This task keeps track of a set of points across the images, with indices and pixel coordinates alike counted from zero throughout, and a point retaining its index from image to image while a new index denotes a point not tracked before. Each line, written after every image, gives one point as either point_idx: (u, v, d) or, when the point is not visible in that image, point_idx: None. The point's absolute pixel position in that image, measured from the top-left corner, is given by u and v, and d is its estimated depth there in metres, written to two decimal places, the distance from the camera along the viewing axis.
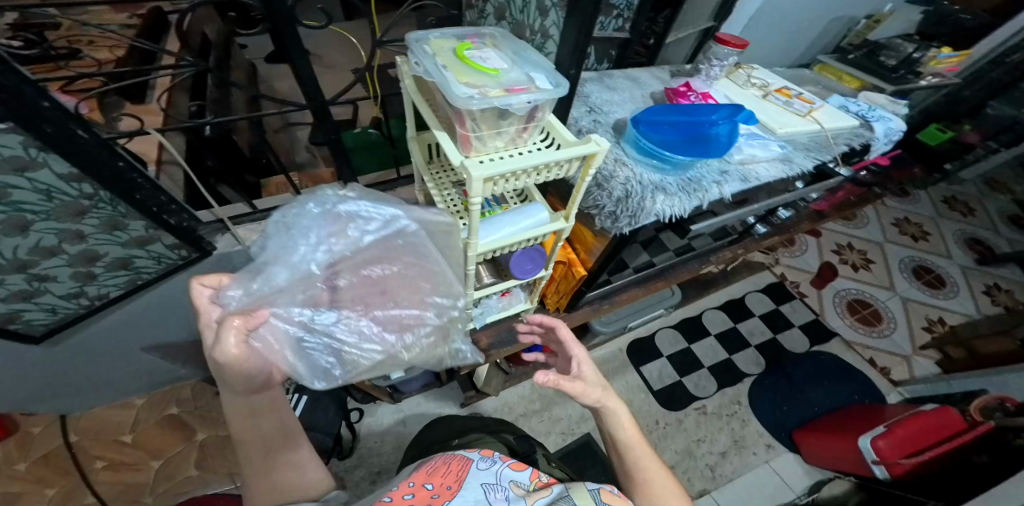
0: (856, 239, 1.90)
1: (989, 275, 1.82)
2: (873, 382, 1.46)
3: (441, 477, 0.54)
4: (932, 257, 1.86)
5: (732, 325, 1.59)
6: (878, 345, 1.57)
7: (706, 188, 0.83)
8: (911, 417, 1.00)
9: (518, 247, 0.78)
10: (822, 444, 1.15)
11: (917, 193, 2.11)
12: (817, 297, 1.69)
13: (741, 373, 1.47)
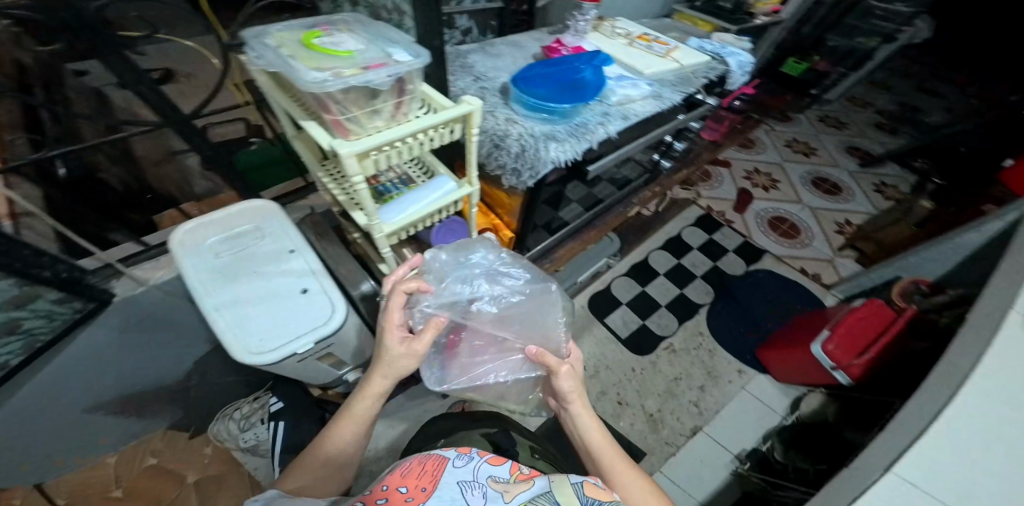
0: (760, 164, 2.16)
1: (874, 175, 2.15)
2: (810, 291, 1.66)
3: (414, 478, 0.47)
4: (825, 168, 2.16)
5: (676, 262, 1.72)
6: (804, 254, 1.80)
7: (594, 130, 0.85)
8: (852, 318, 1.09)
9: (430, 220, 0.80)
10: (791, 356, 1.27)
11: (797, 116, 2.43)
12: (743, 222, 1.89)
13: (695, 304, 1.61)
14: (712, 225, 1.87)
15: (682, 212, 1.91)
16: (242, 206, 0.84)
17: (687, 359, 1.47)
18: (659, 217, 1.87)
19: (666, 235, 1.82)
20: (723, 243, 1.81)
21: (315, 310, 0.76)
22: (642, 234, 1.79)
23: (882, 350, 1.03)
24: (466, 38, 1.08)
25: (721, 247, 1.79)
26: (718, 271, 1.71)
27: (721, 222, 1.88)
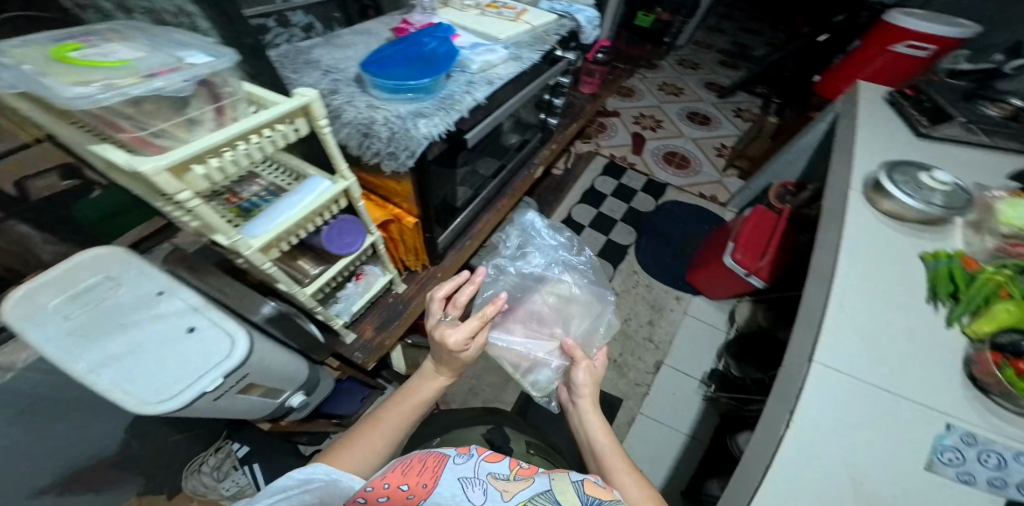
0: (644, 109, 2.35)
1: (731, 103, 2.47)
2: (713, 212, 1.87)
3: (413, 476, 0.43)
4: (694, 104, 2.42)
5: (596, 211, 1.83)
6: (698, 180, 2.02)
7: (460, 99, 0.75)
8: (750, 226, 1.32)
9: (314, 224, 0.70)
10: (710, 273, 1.46)
11: (661, 64, 2.68)
12: (642, 162, 2.07)
13: (622, 245, 1.74)
14: (617, 171, 2.00)
15: (589, 165, 2.01)
16: (85, 255, 0.61)
17: (631, 301, 1.59)
18: (572, 174, 1.95)
19: (582, 189, 1.91)
20: (631, 185, 1.96)
21: (209, 348, 0.56)
22: (562, 195, 1.87)
23: (767, 248, 1.26)
24: (309, 36, 0.85)
25: (629, 190, 1.93)
26: (634, 212, 1.85)
27: (625, 166, 2.03)
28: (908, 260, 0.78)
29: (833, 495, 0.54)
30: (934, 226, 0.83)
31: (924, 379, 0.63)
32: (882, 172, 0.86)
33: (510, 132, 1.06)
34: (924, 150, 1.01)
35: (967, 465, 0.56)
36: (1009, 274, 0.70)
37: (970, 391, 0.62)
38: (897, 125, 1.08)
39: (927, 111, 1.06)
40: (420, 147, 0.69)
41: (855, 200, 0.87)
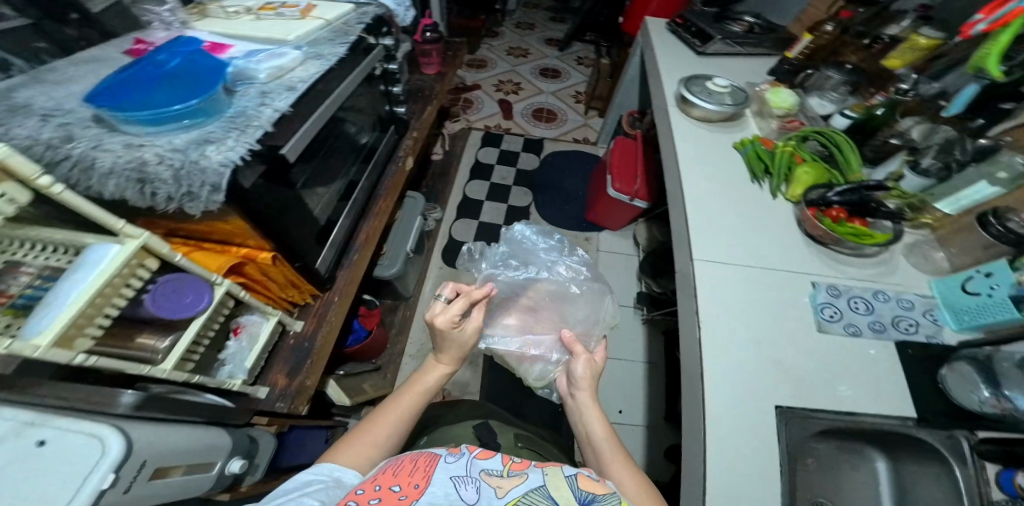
0: (500, 75, 2.41)
1: (572, 53, 2.66)
2: (590, 153, 2.03)
3: (406, 477, 0.45)
4: (542, 61, 2.56)
5: (489, 183, 1.88)
6: (569, 128, 2.16)
7: (258, 113, 0.58)
8: (619, 155, 1.49)
9: (127, 293, 0.50)
10: (602, 208, 1.60)
11: (501, 31, 2.77)
12: (517, 124, 2.15)
13: (523, 207, 1.81)
14: (496, 139, 2.06)
15: (468, 142, 2.04)
16: None
17: None
18: (456, 156, 1.97)
19: (470, 167, 1.93)
20: (513, 149, 2.03)
21: (71, 456, 0.37)
22: (452, 179, 1.88)
23: (637, 170, 1.45)
24: (8, 75, 0.61)
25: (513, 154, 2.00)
26: (524, 173, 1.94)
27: (500, 131, 2.10)
28: (731, 153, 0.96)
29: (762, 384, 0.62)
30: (732, 122, 1.05)
31: (781, 248, 0.79)
32: (683, 87, 1.05)
33: (353, 119, 0.91)
34: (706, 65, 1.26)
35: (845, 318, 0.70)
36: (795, 143, 0.93)
37: (815, 247, 0.79)
38: (684, 48, 1.32)
39: (697, 34, 1.30)
40: (224, 180, 0.52)
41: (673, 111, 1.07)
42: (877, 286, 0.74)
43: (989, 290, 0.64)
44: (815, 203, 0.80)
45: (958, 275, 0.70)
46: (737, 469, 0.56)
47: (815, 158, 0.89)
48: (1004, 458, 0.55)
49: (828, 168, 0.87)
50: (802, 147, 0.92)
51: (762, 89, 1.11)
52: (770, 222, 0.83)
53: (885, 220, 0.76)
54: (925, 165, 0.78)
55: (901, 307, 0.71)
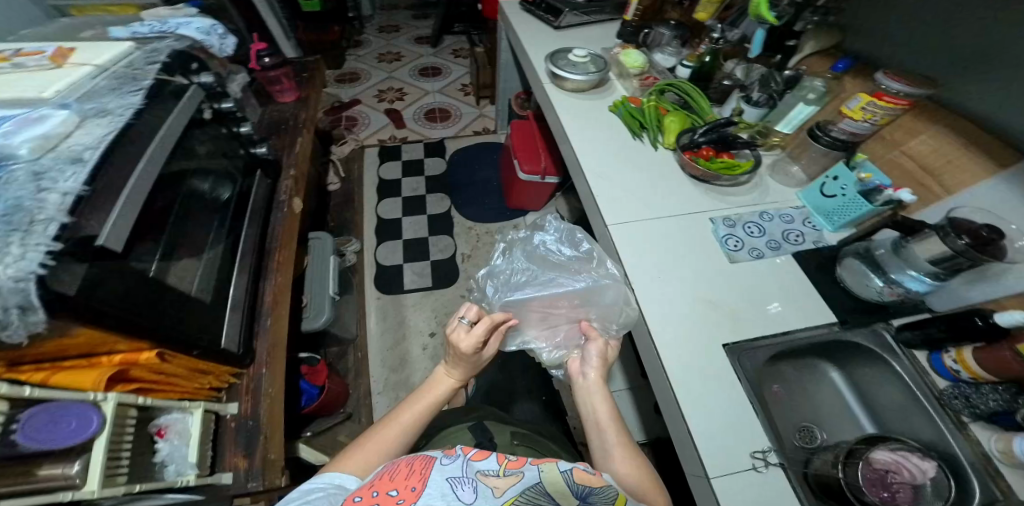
0: (378, 84, 2.35)
1: (446, 47, 2.65)
2: (493, 142, 2.04)
3: (403, 481, 0.40)
4: (418, 59, 2.53)
5: (402, 198, 1.82)
6: (465, 122, 2.17)
7: (37, 203, 0.47)
8: (517, 139, 1.49)
9: None
10: (518, 193, 1.60)
11: (365, 38, 2.67)
12: (413, 131, 2.11)
13: (443, 213, 1.77)
14: (396, 152, 1.99)
15: (367, 163, 1.94)
16: None
17: (484, 249, 1.66)
18: (359, 180, 1.87)
19: (377, 187, 1.85)
20: (416, 157, 1.97)
21: None
22: (361, 206, 1.79)
23: (540, 147, 1.47)
24: None
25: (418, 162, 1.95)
26: (435, 178, 1.89)
27: (398, 142, 2.04)
28: (609, 117, 1.06)
29: (698, 328, 0.66)
30: (602, 86, 1.16)
31: (670, 196, 0.86)
32: (550, 62, 1.15)
33: (204, 175, 0.83)
34: (563, 39, 1.34)
35: (746, 245, 0.77)
36: (655, 98, 1.02)
37: (702, 187, 0.87)
38: (541, 28, 1.39)
39: (547, 10, 1.39)
40: (30, 297, 0.41)
41: (550, 88, 1.17)
42: (762, 208, 0.83)
43: (841, 190, 0.74)
44: (688, 147, 0.90)
45: (815, 184, 0.80)
46: (717, 425, 0.56)
47: (677, 109, 1.00)
48: (926, 344, 0.60)
49: (688, 115, 0.98)
50: (663, 101, 1.01)
51: (615, 51, 1.18)
52: (659, 175, 0.90)
53: (744, 148, 0.89)
54: (756, 98, 0.91)
55: (785, 223, 0.80)
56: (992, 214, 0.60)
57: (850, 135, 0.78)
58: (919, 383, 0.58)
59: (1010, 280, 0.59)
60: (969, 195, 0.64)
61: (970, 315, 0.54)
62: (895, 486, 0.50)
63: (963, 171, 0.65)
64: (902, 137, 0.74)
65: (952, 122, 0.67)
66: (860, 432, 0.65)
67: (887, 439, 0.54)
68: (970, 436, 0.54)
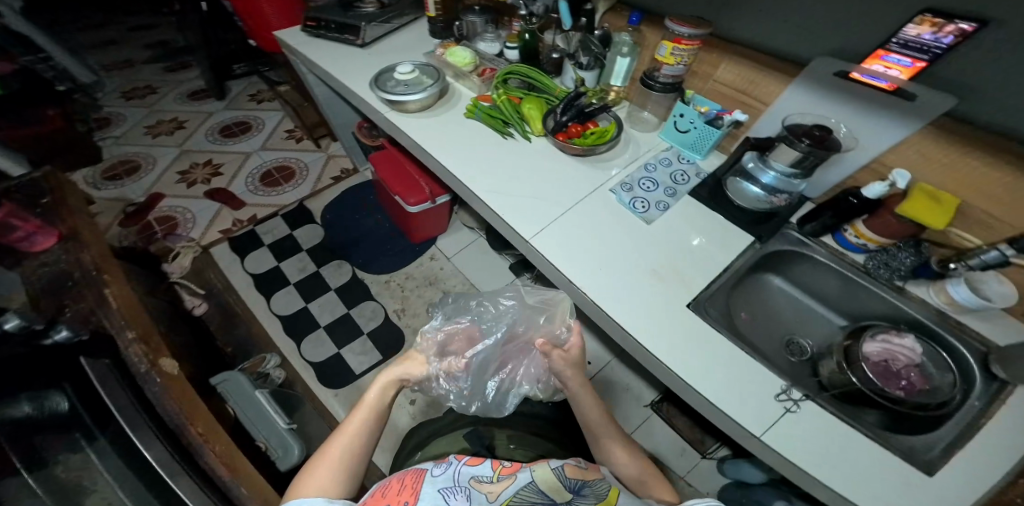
0: (173, 166, 1.96)
1: (237, 95, 2.32)
2: (359, 183, 1.86)
3: (397, 495, 0.51)
4: (209, 120, 2.19)
5: (294, 285, 1.57)
6: (313, 171, 1.93)
7: None
8: (385, 174, 1.36)
9: None
10: (417, 227, 1.48)
11: (122, 116, 2.19)
12: (263, 206, 1.81)
13: (351, 279, 1.58)
14: (256, 237, 1.69)
15: (229, 264, 1.62)
16: None
17: (414, 291, 1.53)
18: (231, 286, 1.56)
19: (257, 286, 1.56)
20: (283, 234, 1.71)
21: None
22: (250, 314, 1.49)
23: (415, 174, 1.36)
24: None
25: (289, 238, 1.70)
26: (318, 247, 1.67)
27: (252, 223, 1.74)
28: (470, 126, 1.02)
29: (665, 299, 0.69)
30: (443, 98, 1.10)
31: (568, 184, 0.89)
32: (379, 91, 1.04)
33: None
34: (376, 54, 1.23)
35: (652, 201, 0.83)
36: (503, 90, 1.01)
37: (587, 161, 0.92)
38: (347, 51, 1.25)
39: (342, 28, 1.25)
40: None
41: (392, 117, 1.06)
42: (644, 160, 0.90)
43: (692, 125, 0.83)
44: (556, 129, 0.94)
45: (670, 125, 0.88)
46: (760, 407, 0.56)
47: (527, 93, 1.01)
48: (829, 230, 0.72)
49: (540, 96, 1.00)
50: (512, 89, 1.02)
51: (439, 53, 1.12)
52: (546, 166, 0.93)
53: (603, 113, 0.95)
54: (585, 62, 0.94)
55: (667, 166, 0.88)
56: (812, 115, 0.72)
57: (676, 76, 0.83)
58: (845, 267, 0.70)
59: (845, 161, 0.72)
60: (784, 104, 0.75)
61: (847, 197, 0.67)
62: (903, 372, 0.61)
63: (768, 87, 0.75)
64: (710, 69, 0.81)
65: (742, 51, 0.76)
66: (835, 327, 0.76)
67: (870, 329, 0.63)
68: (914, 297, 0.65)
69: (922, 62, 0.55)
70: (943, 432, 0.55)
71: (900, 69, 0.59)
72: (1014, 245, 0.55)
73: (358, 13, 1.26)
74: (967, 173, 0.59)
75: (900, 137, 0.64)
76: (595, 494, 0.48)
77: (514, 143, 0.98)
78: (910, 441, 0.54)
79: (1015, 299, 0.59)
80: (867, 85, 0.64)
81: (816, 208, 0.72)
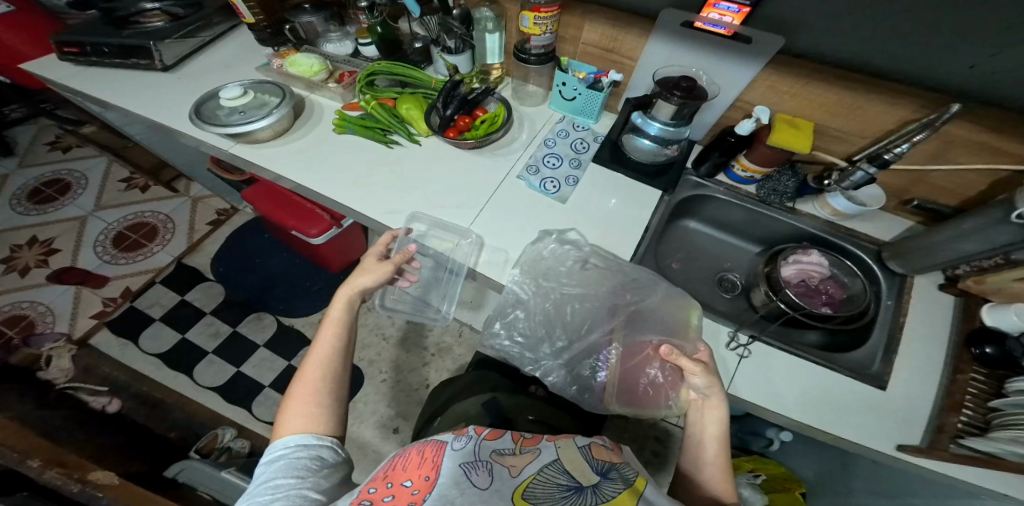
0: None
1: (32, 150, 1.82)
2: (246, 223, 1.62)
3: (414, 470, 0.46)
4: (4, 189, 1.69)
5: (213, 353, 1.36)
6: (179, 222, 1.63)
7: None
8: (270, 211, 1.19)
9: None
10: (330, 255, 1.33)
11: None
12: (133, 274, 1.49)
13: (280, 329, 1.41)
14: (143, 314, 1.41)
15: (122, 352, 1.34)
16: None
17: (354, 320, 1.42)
18: (140, 375, 1.28)
19: (171, 365, 1.32)
20: (175, 302, 1.45)
21: None
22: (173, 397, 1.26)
23: (307, 203, 1.21)
24: None
25: (185, 304, 1.44)
26: (224, 305, 1.45)
27: (129, 297, 1.44)
28: (343, 142, 0.90)
29: (606, 273, 0.71)
30: (300, 116, 0.96)
31: (480, 178, 0.84)
32: (213, 125, 0.85)
33: None
34: (192, 81, 1.02)
35: (561, 178, 0.83)
36: (371, 93, 0.94)
37: (485, 152, 0.87)
38: (159, 83, 1.01)
39: (125, 52, 0.99)
40: None
41: (242, 151, 0.89)
42: (542, 136, 0.89)
43: (576, 92, 0.88)
44: (444, 126, 0.86)
45: (555, 95, 0.92)
46: (735, 366, 0.61)
47: (400, 93, 0.94)
48: (721, 170, 0.83)
49: (417, 92, 0.94)
50: (382, 92, 0.94)
51: (278, 65, 1.00)
52: (446, 167, 0.85)
53: (488, 97, 0.91)
54: (452, 45, 0.92)
55: (566, 138, 0.89)
56: (675, 65, 0.81)
57: (546, 46, 0.87)
58: (742, 198, 0.81)
59: (714, 104, 0.83)
60: (647, 58, 0.83)
61: (725, 137, 0.77)
62: (821, 286, 0.73)
63: (629, 43, 0.82)
64: (575, 32, 0.86)
65: (597, 10, 0.81)
66: (751, 253, 0.87)
67: (782, 254, 0.75)
68: (805, 216, 0.79)
69: (745, 8, 0.66)
70: (875, 341, 0.64)
71: (732, 16, 0.69)
72: (873, 164, 0.67)
73: (143, 31, 1.00)
74: (809, 99, 0.73)
75: (751, 75, 0.76)
76: (621, 478, 0.47)
77: (401, 151, 0.88)
78: (856, 356, 0.63)
79: (882, 197, 0.75)
80: (710, 32, 0.74)
81: (704, 152, 0.82)
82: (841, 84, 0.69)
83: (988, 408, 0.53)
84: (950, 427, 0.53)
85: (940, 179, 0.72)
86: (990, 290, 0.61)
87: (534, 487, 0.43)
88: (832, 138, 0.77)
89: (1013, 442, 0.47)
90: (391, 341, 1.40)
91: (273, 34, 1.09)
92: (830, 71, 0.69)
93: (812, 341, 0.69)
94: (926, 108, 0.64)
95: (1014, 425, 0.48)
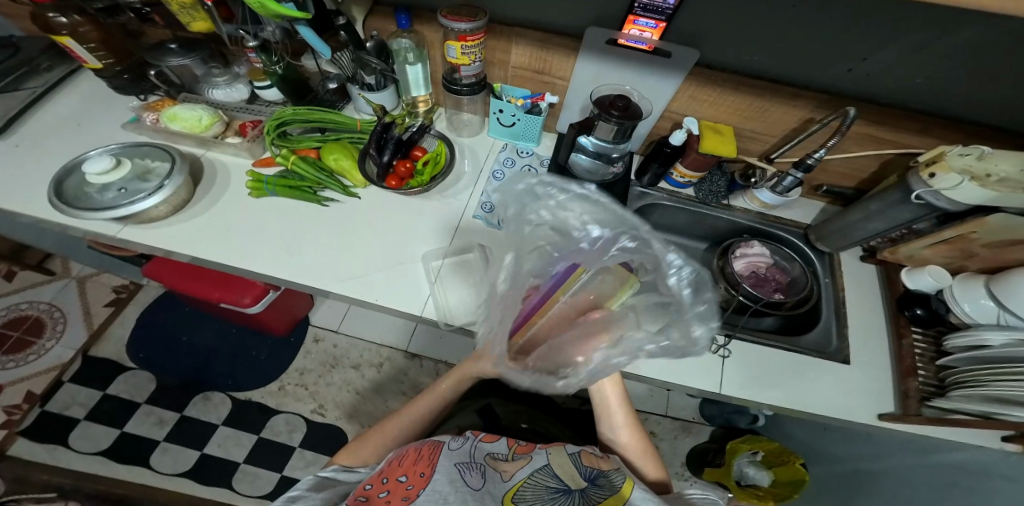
0: None
1: None
2: (159, 295, 1.37)
3: (410, 465, 0.53)
4: None
5: (163, 442, 1.15)
6: (67, 307, 1.33)
7: None
8: (188, 286, 1.04)
9: None
10: (271, 318, 1.19)
11: None
12: (30, 377, 1.21)
13: (235, 403, 1.22)
14: (54, 424, 1.15)
15: (43, 468, 1.09)
16: None
17: (317, 381, 1.26)
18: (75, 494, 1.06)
19: (110, 474, 1.10)
20: (96, 398, 1.19)
21: None
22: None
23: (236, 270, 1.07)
24: None
25: (109, 398, 1.20)
26: (157, 393, 1.21)
27: (36, 401, 1.18)
28: (264, 207, 0.79)
29: None
30: (201, 182, 0.82)
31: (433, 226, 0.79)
32: (89, 211, 0.70)
33: None
34: (39, 149, 0.87)
35: None
36: (287, 147, 0.85)
37: (433, 195, 0.83)
38: (34, 162, 0.85)
39: None
40: None
41: (135, 234, 0.74)
42: (489, 168, 0.88)
43: (514, 118, 0.86)
44: (383, 174, 0.80)
45: (493, 122, 0.90)
46: (720, 369, 0.63)
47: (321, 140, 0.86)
48: (661, 177, 0.87)
49: (342, 139, 0.87)
50: (298, 142, 0.86)
51: (151, 120, 0.89)
52: (393, 217, 0.79)
53: (425, 135, 0.87)
54: (373, 81, 0.86)
55: (514, 166, 0.89)
56: (607, 82, 0.82)
57: (477, 75, 0.84)
58: (685, 202, 0.87)
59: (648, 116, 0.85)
60: (579, 78, 0.83)
61: (662, 147, 0.81)
62: (768, 273, 0.79)
63: (560, 63, 0.81)
64: (503, 55, 0.83)
65: (523, 32, 0.78)
66: (697, 250, 0.93)
67: (732, 249, 0.80)
68: (738, 210, 0.86)
69: (662, 22, 0.69)
70: (825, 318, 0.71)
71: (650, 32, 0.71)
72: (800, 169, 0.73)
73: None
74: (727, 105, 0.78)
75: (677, 88, 0.79)
76: (609, 483, 0.52)
77: (340, 209, 0.80)
78: (814, 339, 0.68)
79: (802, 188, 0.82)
80: (633, 48, 0.75)
81: (644, 163, 0.85)
82: (751, 92, 0.75)
83: (937, 366, 0.60)
84: (914, 390, 0.58)
85: (839, 166, 0.82)
86: (903, 257, 0.72)
87: (524, 492, 0.51)
88: (748, 139, 0.84)
89: (967, 399, 0.52)
90: (365, 392, 1.26)
91: (133, 80, 0.99)
92: (745, 82, 0.74)
93: (767, 325, 0.76)
94: (827, 108, 0.72)
95: (959, 384, 0.55)
